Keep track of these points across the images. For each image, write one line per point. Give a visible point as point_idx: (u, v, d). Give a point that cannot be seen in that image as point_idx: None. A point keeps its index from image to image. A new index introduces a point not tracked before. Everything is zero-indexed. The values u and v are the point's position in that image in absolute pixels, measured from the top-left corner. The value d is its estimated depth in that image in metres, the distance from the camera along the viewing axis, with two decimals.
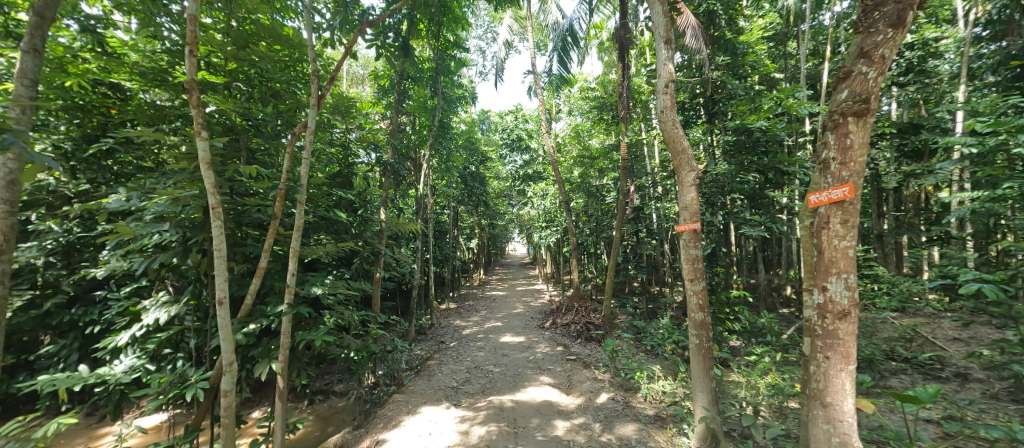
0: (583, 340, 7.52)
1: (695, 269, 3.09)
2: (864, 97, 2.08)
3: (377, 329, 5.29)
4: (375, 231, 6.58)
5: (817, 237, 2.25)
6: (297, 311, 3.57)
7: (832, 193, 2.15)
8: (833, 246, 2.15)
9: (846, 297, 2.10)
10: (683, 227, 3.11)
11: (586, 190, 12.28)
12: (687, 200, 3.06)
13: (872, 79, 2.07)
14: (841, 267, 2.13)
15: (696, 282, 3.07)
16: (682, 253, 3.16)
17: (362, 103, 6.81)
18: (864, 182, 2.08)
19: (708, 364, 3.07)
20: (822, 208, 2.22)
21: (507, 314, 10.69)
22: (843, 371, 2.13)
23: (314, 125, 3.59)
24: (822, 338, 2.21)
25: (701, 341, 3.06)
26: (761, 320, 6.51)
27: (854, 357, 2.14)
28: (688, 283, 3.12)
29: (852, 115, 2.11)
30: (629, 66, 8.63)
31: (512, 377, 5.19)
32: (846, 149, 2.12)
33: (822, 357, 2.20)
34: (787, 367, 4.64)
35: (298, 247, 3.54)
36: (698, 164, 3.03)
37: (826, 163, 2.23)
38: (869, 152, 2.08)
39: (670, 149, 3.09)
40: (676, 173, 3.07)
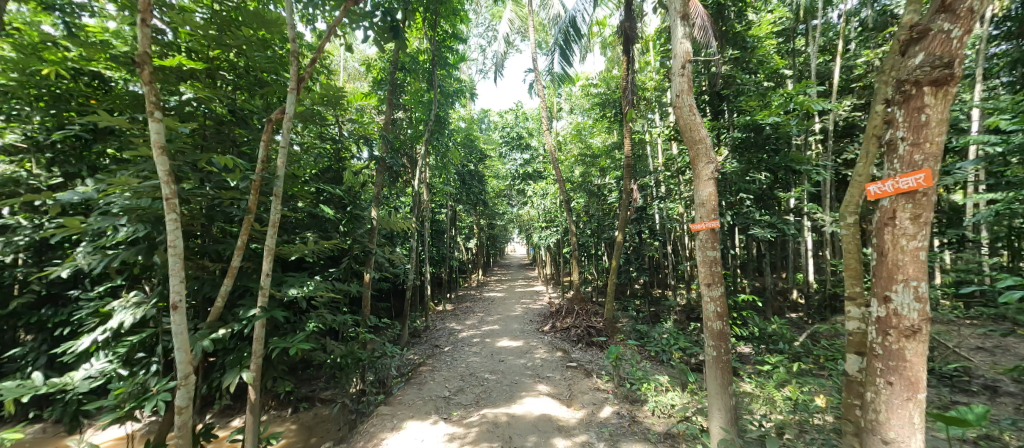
0: (583, 345, 7.20)
1: (714, 273, 2.77)
2: (947, 61, 1.78)
3: (365, 333, 4.97)
4: (367, 229, 6.27)
5: (879, 236, 1.97)
6: (272, 316, 3.25)
7: (900, 181, 1.88)
8: (899, 247, 1.89)
9: (915, 310, 1.84)
10: (697, 226, 2.79)
11: (587, 189, 11.98)
12: (704, 195, 2.73)
13: (956, 39, 1.79)
14: (909, 273, 1.86)
15: (713, 288, 2.75)
16: (698, 255, 2.85)
17: (355, 95, 6.46)
18: (944, 167, 1.79)
19: (726, 380, 2.75)
20: (887, 199, 1.95)
21: (506, 316, 10.38)
22: (910, 401, 1.89)
23: (293, 110, 3.22)
24: (884, 360, 1.98)
25: (719, 353, 2.74)
26: (771, 326, 6.20)
27: (925, 385, 1.88)
28: (705, 288, 2.81)
29: (929, 84, 1.83)
30: (634, 61, 8.31)
31: (508, 386, 4.86)
32: (920, 126, 1.85)
33: (884, 383, 1.97)
34: (805, 379, 4.31)
35: (274, 245, 3.21)
36: (716, 155, 2.71)
37: (893, 145, 1.97)
38: (950, 129, 1.79)
39: (686, 138, 2.76)
40: (691, 166, 2.75)
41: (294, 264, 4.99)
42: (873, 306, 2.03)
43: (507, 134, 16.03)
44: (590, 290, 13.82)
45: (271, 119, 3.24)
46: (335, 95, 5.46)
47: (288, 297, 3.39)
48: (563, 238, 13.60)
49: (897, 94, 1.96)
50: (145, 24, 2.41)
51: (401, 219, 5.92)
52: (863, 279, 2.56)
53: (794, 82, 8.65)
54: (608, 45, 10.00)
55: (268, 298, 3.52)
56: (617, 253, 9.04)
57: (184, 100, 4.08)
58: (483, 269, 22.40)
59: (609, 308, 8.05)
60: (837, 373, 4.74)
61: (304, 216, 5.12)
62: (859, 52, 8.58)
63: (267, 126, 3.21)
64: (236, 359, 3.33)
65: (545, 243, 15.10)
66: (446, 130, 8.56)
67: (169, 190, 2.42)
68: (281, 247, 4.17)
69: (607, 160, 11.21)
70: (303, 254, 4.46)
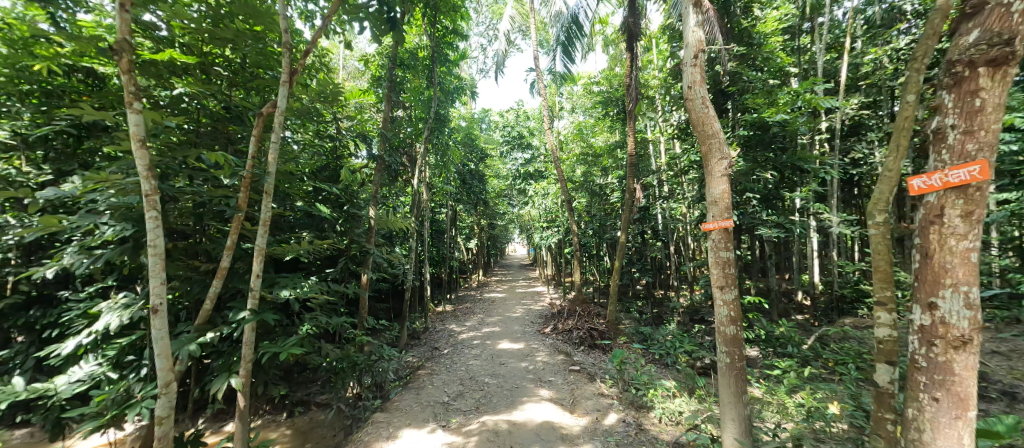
0: (586, 347, 7.05)
1: (728, 275, 2.62)
2: (1005, 38, 1.81)
3: (361, 336, 4.83)
4: (365, 229, 6.12)
5: (926, 236, 2.03)
6: (262, 319, 3.11)
7: (950, 174, 1.91)
8: (948, 249, 1.93)
9: (965, 318, 1.89)
10: (708, 226, 2.65)
11: (589, 189, 11.83)
12: (717, 193, 2.58)
13: (1015, 14, 1.82)
14: (959, 277, 1.91)
15: (726, 291, 2.61)
16: (710, 256, 2.70)
17: (353, 91, 6.26)
18: (997, 156, 1.83)
19: (740, 388, 2.61)
20: (932, 194, 1.99)
21: (506, 317, 10.22)
22: (959, 419, 1.93)
23: (285, 103, 3.08)
24: (929, 373, 2.03)
25: (733, 360, 2.60)
26: (779, 329, 6.05)
27: (974, 402, 1.92)
28: (717, 291, 2.67)
29: (984, 64, 1.86)
30: (638, 57, 8.15)
31: (509, 391, 4.71)
32: (974, 112, 1.89)
33: (930, 399, 2.02)
34: (817, 385, 4.16)
35: (264, 246, 3.06)
36: (729, 150, 2.56)
37: (942, 133, 2.01)
38: (1005, 115, 1.83)
39: (697, 132, 2.63)
40: (702, 162, 2.61)
41: (288, 264, 4.84)
42: (917, 313, 2.09)
43: (507, 133, 15.88)
44: (592, 291, 13.67)
45: (262, 114, 3.09)
46: (332, 91, 5.31)
47: (280, 300, 3.24)
48: (564, 239, 13.45)
49: (947, 77, 2.01)
50: (123, 9, 2.26)
51: (398, 218, 5.74)
52: (893, 282, 2.49)
53: (800, 80, 8.49)
54: (610, 42, 9.85)
55: (259, 300, 3.38)
56: (620, 254, 8.88)
57: (174, 94, 3.94)
58: (483, 269, 22.24)
59: (612, 310, 7.89)
60: (849, 378, 4.58)
61: (299, 214, 4.97)
62: (867, 49, 8.41)
63: (258, 121, 3.07)
64: (224, 364, 3.19)
65: (546, 243, 14.94)
66: (446, 128, 8.40)
67: (150, 187, 2.28)
68: (274, 246, 4.02)
69: (609, 159, 11.04)
70: (297, 254, 4.32)
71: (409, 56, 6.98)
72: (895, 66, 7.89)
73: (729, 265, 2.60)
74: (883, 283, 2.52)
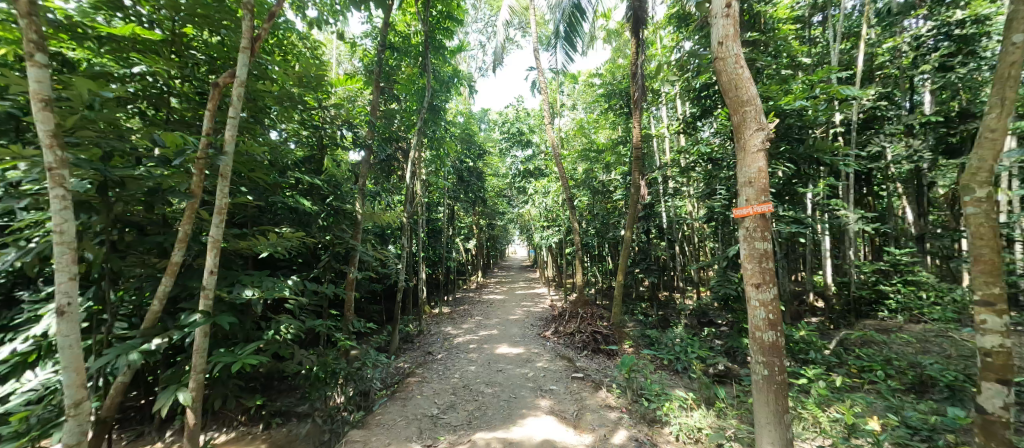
0: (589, 352, 6.61)
1: (766, 270, 2.40)
2: None
3: (343, 341, 4.38)
4: (351, 224, 5.66)
5: None
6: (218, 321, 2.68)
7: None
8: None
9: None
10: (739, 211, 2.43)
11: (591, 186, 11.26)
12: (752, 172, 2.40)
13: None
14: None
15: (764, 290, 2.38)
16: (744, 248, 2.49)
17: (338, 78, 5.77)
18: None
19: (781, 402, 2.35)
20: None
21: (505, 319, 9.76)
22: None
23: (245, 72, 2.67)
24: None
25: (772, 370, 2.35)
26: (799, 332, 5.60)
27: None
28: (752, 290, 2.43)
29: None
30: (644, 45, 7.69)
31: (507, 402, 4.27)
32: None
33: None
34: (850, 397, 3.72)
35: (219, 236, 2.63)
36: (767, 121, 2.40)
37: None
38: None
39: (730, 97, 2.50)
40: (735, 133, 2.45)
41: (263, 261, 4.39)
42: None
43: (506, 130, 15.31)
44: (594, 293, 13.25)
45: (219, 83, 2.67)
46: (318, 76, 4.95)
47: (240, 301, 2.80)
48: (566, 238, 13.03)
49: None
50: None
51: (384, 210, 5.23)
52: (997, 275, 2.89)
53: (814, 70, 8.08)
54: (614, 33, 9.43)
55: (215, 301, 2.95)
56: (625, 253, 8.33)
57: (136, 73, 3.46)
58: (482, 270, 21.80)
59: (616, 312, 7.46)
60: (883, 391, 4.12)
61: (276, 206, 4.54)
62: (883, 39, 8.04)
63: (213, 91, 2.65)
64: (175, 374, 2.76)
65: (547, 243, 14.51)
66: (443, 120, 8.00)
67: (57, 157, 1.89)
68: (241, 240, 3.58)
69: (612, 155, 10.61)
70: (269, 249, 3.88)
71: (402, 42, 6.57)
72: (914, 56, 7.52)
73: (767, 257, 2.37)
74: (991, 281, 2.90)
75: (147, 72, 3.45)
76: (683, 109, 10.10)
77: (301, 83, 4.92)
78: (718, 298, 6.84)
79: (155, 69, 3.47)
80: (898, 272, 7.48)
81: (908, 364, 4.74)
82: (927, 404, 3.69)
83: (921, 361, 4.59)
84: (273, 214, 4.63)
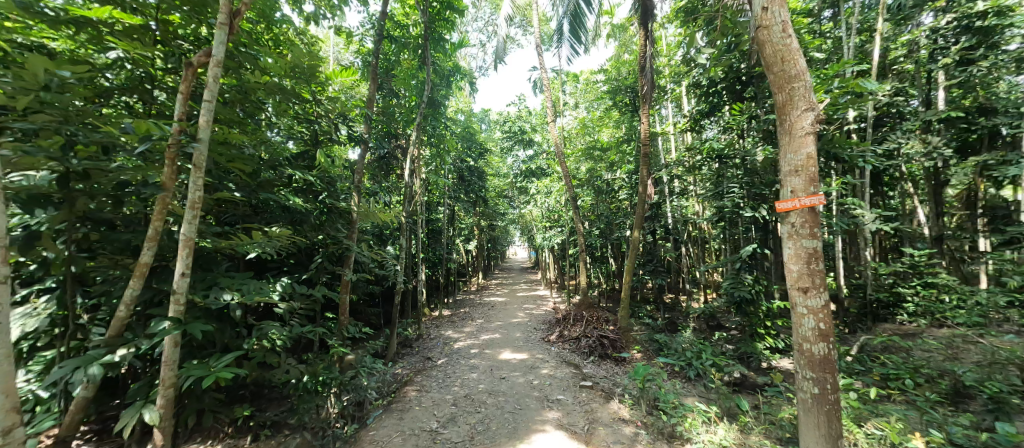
0: (596, 358, 6.31)
1: (813, 271, 2.50)
2: None
3: (335, 349, 4.08)
4: (346, 223, 5.37)
5: None
6: (190, 330, 2.40)
7: None
8: None
9: None
10: (785, 204, 2.54)
11: (595, 186, 10.98)
12: (801, 158, 2.50)
13: None
14: None
15: (812, 296, 2.48)
16: (789, 247, 2.58)
17: (335, 70, 5.42)
18: None
19: (831, 413, 2.47)
20: None
21: (507, 323, 9.45)
22: None
23: (222, 51, 2.41)
24: None
25: (823, 383, 2.46)
26: None
27: None
28: (800, 297, 2.54)
29: None
30: (653, 38, 7.39)
31: (512, 414, 3.98)
32: None
33: None
34: (885, 411, 3.42)
35: (191, 235, 2.35)
36: (816, 99, 2.47)
37: None
38: None
39: (777, 70, 2.59)
40: (782, 114, 2.55)
41: (252, 262, 4.12)
42: None
43: (507, 129, 15.05)
44: (598, 295, 12.92)
45: (191, 63, 2.39)
46: (313, 67, 4.70)
47: (215, 306, 2.50)
48: (569, 239, 12.73)
49: None
50: None
51: (381, 209, 4.93)
52: None
53: (828, 64, 7.80)
54: (620, 27, 9.17)
55: (189, 306, 2.66)
56: (632, 255, 8.01)
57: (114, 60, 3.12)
58: (482, 272, 21.47)
59: (623, 316, 7.16)
60: (917, 403, 3.83)
61: (266, 203, 4.26)
62: (896, 34, 7.81)
63: (187, 72, 2.37)
64: (141, 390, 2.46)
65: (549, 244, 14.22)
66: (442, 116, 7.73)
67: None
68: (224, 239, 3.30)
69: (617, 153, 10.34)
70: (257, 249, 3.61)
71: (400, 35, 6.29)
72: (930, 51, 7.28)
73: (814, 258, 2.48)
74: None
75: (126, 59, 3.11)
76: (690, 107, 9.84)
77: (294, 74, 4.66)
78: (730, 301, 6.54)
79: (134, 57, 3.12)
80: (917, 274, 7.19)
81: (939, 373, 4.45)
82: (969, 418, 3.39)
83: (955, 369, 4.30)
84: (264, 212, 4.36)
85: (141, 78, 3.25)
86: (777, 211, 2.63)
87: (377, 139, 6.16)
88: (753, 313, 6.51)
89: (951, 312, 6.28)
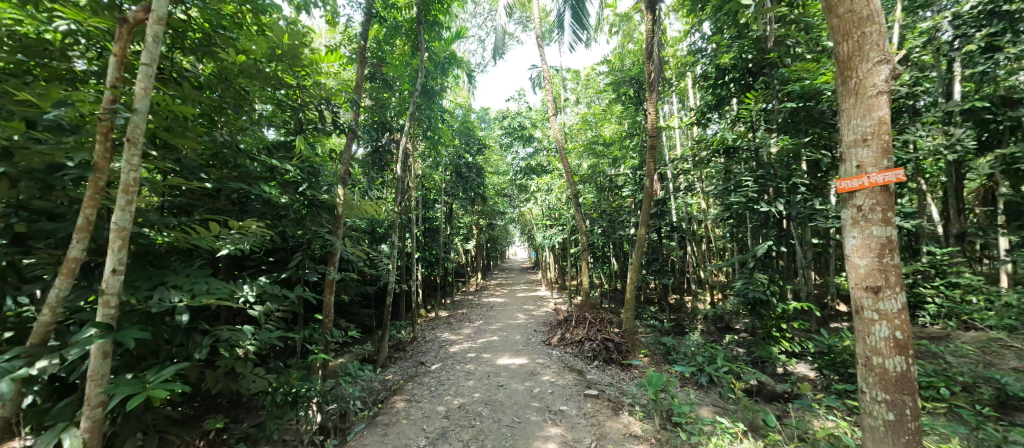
0: (600, 363, 5.93)
1: (886, 266, 2.20)
2: None
3: (315, 355, 3.68)
4: (331, 218, 4.96)
5: None
6: (125, 337, 2.01)
7: None
8: None
9: None
10: (849, 184, 2.29)
11: (597, 182, 10.61)
12: (875, 119, 2.21)
13: None
14: None
15: (887, 299, 2.19)
16: (853, 237, 2.32)
17: (322, 53, 5.03)
18: None
19: (914, 443, 2.16)
20: None
21: (506, 325, 9.08)
22: None
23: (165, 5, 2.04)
24: None
25: (903, 405, 2.17)
26: (841, 341, 4.92)
27: None
28: (870, 299, 2.25)
29: None
30: (660, 24, 6.98)
31: (509, 429, 3.59)
32: None
33: None
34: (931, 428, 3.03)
35: (125, 225, 1.96)
36: (891, 49, 2.18)
37: None
38: None
39: (840, 16, 2.32)
40: (849, 69, 2.29)
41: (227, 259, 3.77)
42: None
43: (506, 125, 14.68)
44: (600, 296, 12.57)
45: (128, 19, 2.00)
46: (296, 48, 4.36)
47: (156, 310, 2.09)
48: (570, 238, 12.37)
49: None
50: None
51: (367, 201, 4.47)
52: None
53: None
54: (624, 16, 8.75)
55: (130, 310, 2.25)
56: (637, 253, 7.61)
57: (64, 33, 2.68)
58: (482, 272, 21.15)
59: (629, 317, 6.78)
60: (961, 416, 3.45)
61: (244, 195, 3.96)
62: (914, 20, 7.41)
63: (120, 30, 1.98)
64: (69, 410, 2.07)
65: (550, 243, 13.86)
66: (437, 107, 7.34)
67: None
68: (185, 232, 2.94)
69: (620, 148, 9.98)
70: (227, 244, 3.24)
71: (392, 18, 5.89)
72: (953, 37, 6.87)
73: (886, 251, 2.19)
74: None
75: (78, 31, 2.67)
76: (696, 100, 9.47)
77: (273, 56, 4.31)
78: (744, 302, 6.16)
79: (87, 29, 2.68)
80: (940, 274, 6.78)
81: (978, 381, 4.08)
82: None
83: (996, 377, 3.93)
84: (242, 204, 4.04)
85: (100, 55, 2.85)
86: (839, 192, 2.37)
87: (365, 129, 5.79)
88: (767, 315, 6.11)
89: (978, 314, 5.90)
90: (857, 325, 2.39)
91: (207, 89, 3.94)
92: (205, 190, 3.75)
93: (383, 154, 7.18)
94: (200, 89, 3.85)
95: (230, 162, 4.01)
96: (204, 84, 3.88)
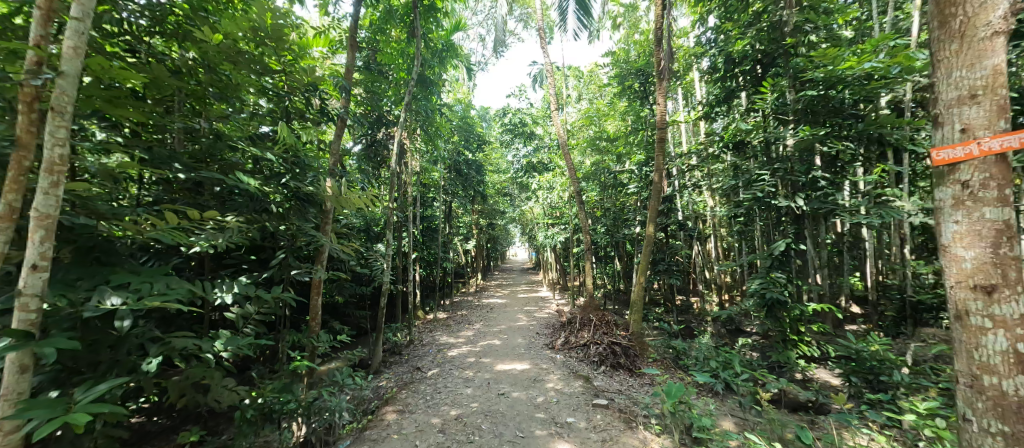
0: (607, 369, 5.58)
1: (1003, 259, 1.79)
2: None
3: (298, 363, 3.32)
4: (319, 212, 4.58)
5: None
6: (50, 347, 1.65)
7: None
8: None
9: None
10: (946, 154, 1.93)
11: (601, 180, 10.25)
12: (993, 63, 1.80)
13: None
14: None
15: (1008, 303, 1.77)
16: (954, 223, 1.92)
17: (310, 35, 4.69)
18: None
19: None
20: None
21: (506, 327, 8.72)
22: None
23: None
24: None
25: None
26: (869, 345, 4.57)
27: None
28: (977, 302, 1.85)
29: None
30: (670, 11, 6.63)
31: (512, 445, 3.25)
32: None
33: None
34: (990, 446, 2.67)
35: (53, 211, 1.64)
36: None
37: None
38: None
39: None
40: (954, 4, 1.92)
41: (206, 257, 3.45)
42: None
43: (507, 122, 14.33)
44: (603, 297, 12.21)
45: None
46: (280, 29, 4.01)
47: (90, 314, 1.73)
48: (572, 238, 12.03)
49: None
50: None
51: (356, 192, 4.08)
52: None
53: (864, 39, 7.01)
54: (630, 4, 8.40)
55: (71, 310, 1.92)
56: (645, 252, 7.25)
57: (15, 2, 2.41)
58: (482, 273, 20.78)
59: (637, 320, 6.42)
60: None
61: (225, 188, 3.64)
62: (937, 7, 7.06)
63: None
64: None
65: (551, 243, 13.48)
66: (435, 98, 6.98)
67: None
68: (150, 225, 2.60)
69: (625, 144, 9.63)
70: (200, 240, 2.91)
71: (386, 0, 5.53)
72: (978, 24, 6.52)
73: (1004, 238, 1.78)
74: None
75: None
76: (703, 94, 9.13)
77: (255, 38, 3.99)
78: (760, 304, 5.80)
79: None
80: None
81: None
82: None
83: None
84: (224, 198, 3.72)
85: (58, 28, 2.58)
86: (937, 165, 1.99)
87: (357, 119, 5.45)
88: (785, 317, 5.75)
89: None
90: (957, 336, 1.97)
91: (185, 75, 3.66)
92: (185, 183, 3.46)
93: (378, 149, 6.84)
94: (177, 75, 3.56)
95: (214, 154, 3.73)
96: (183, 69, 3.60)
